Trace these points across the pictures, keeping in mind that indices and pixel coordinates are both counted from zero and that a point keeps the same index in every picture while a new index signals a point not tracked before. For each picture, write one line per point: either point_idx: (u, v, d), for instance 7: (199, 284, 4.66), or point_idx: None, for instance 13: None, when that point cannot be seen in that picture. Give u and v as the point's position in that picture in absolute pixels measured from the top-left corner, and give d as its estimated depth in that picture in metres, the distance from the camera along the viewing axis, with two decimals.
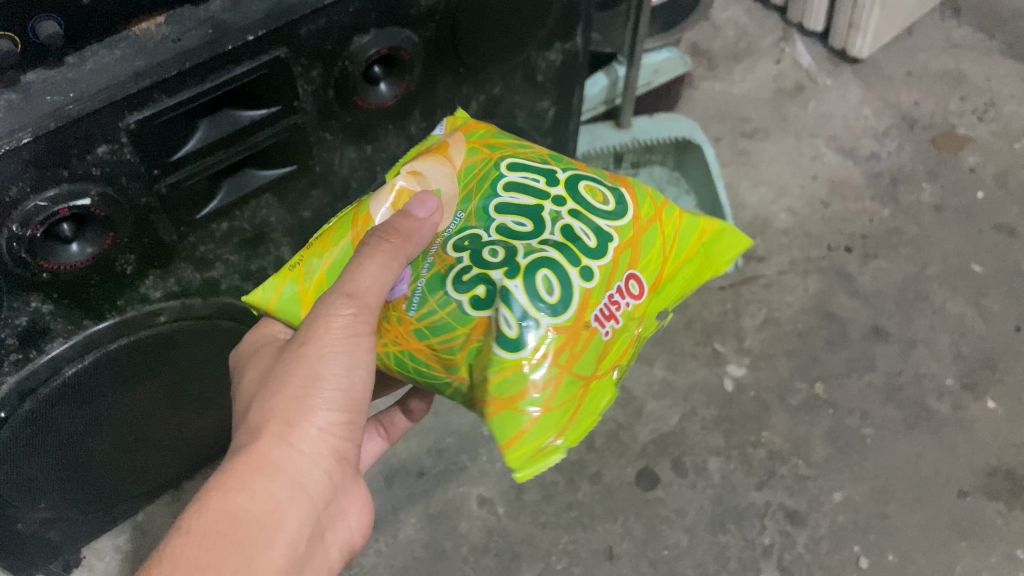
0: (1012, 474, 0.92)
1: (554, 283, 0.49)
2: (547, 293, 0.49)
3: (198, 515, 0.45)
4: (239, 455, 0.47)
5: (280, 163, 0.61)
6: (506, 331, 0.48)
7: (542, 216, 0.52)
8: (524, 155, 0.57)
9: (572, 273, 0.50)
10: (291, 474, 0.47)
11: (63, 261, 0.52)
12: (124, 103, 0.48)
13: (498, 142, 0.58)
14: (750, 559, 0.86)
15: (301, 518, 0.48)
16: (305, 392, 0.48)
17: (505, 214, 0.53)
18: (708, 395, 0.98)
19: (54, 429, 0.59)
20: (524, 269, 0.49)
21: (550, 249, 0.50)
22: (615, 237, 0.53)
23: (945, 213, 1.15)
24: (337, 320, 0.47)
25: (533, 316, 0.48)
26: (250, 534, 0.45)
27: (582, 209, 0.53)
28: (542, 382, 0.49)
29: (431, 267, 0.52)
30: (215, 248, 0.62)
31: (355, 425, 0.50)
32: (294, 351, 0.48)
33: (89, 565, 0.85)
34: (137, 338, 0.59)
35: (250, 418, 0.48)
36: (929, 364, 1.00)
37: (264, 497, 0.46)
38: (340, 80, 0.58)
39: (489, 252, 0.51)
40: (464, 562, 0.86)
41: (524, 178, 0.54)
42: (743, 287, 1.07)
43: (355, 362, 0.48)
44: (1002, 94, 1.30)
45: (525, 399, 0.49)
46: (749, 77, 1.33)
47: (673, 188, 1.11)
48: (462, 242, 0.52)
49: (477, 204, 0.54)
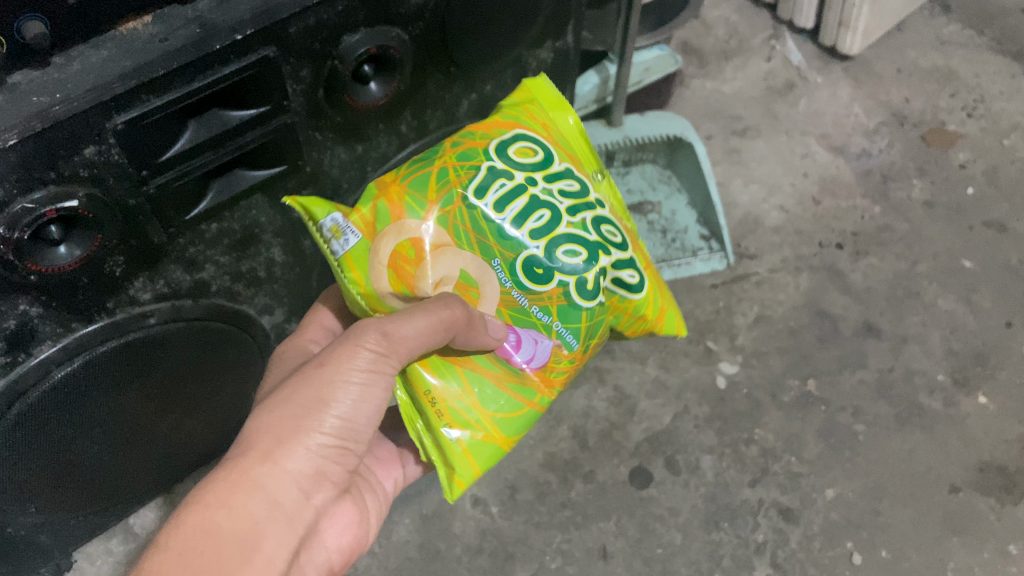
0: (1004, 470, 0.92)
1: (605, 228, 0.58)
2: (611, 235, 0.58)
3: (178, 526, 0.44)
4: (225, 467, 0.47)
5: (270, 163, 0.61)
6: (632, 278, 0.58)
7: (546, 205, 0.56)
8: (454, 174, 0.56)
9: (596, 208, 0.58)
10: (274, 493, 0.47)
11: (51, 263, 0.51)
12: (112, 104, 0.47)
13: (429, 179, 0.56)
14: (744, 557, 0.86)
15: (280, 540, 0.46)
16: (304, 414, 0.48)
17: (534, 231, 0.55)
18: (701, 393, 0.98)
19: (43, 434, 0.58)
20: (597, 242, 0.56)
21: (582, 215, 0.57)
22: (561, 156, 0.59)
23: (936, 209, 1.15)
24: (363, 352, 0.48)
25: (622, 256, 0.58)
26: (227, 551, 0.44)
27: (540, 159, 0.58)
28: (649, 287, 0.61)
29: (534, 307, 0.56)
30: (205, 249, 0.61)
31: (346, 453, 0.50)
32: (305, 374, 0.49)
33: (80, 569, 0.84)
34: (127, 341, 0.59)
35: (242, 435, 0.48)
36: (921, 360, 1.01)
37: (244, 514, 0.45)
38: (330, 79, 0.57)
39: (568, 255, 0.55)
40: (458, 562, 0.86)
41: (494, 190, 0.56)
42: (735, 284, 1.07)
43: (364, 395, 0.49)
44: (991, 91, 1.30)
45: (659, 298, 0.61)
46: (739, 75, 1.33)
47: (664, 186, 1.13)
48: (531, 270, 0.55)
49: (507, 242, 0.55)
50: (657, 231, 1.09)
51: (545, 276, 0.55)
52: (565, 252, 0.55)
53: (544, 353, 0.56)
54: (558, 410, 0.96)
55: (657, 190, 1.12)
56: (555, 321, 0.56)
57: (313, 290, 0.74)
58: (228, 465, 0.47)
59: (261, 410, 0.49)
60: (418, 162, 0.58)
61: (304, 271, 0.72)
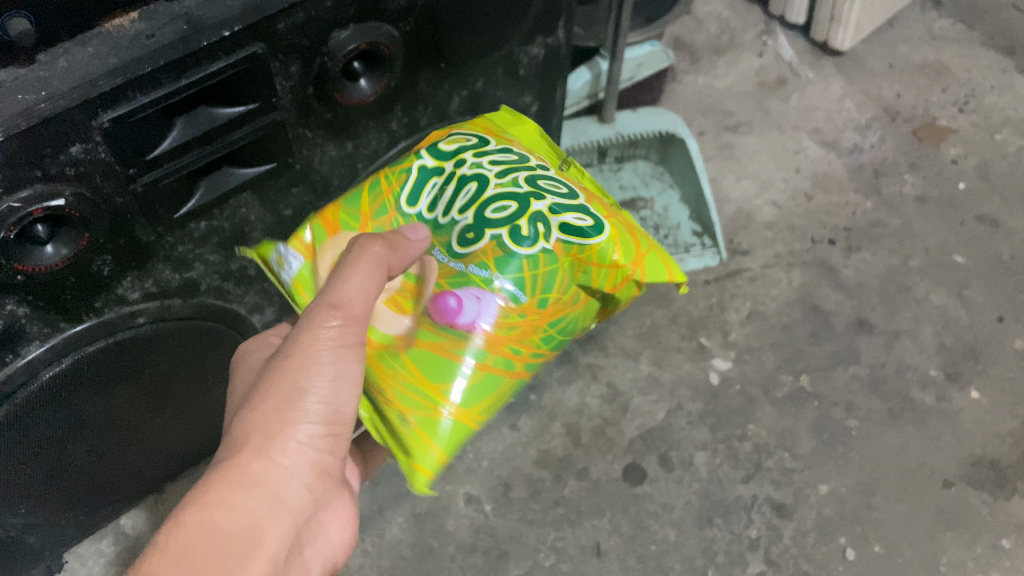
0: (995, 465, 0.92)
1: (545, 183, 0.57)
2: (549, 186, 0.57)
3: (178, 526, 0.44)
4: (218, 467, 0.47)
5: (260, 160, 0.60)
6: (583, 220, 0.55)
7: (476, 176, 0.58)
8: (388, 185, 0.60)
9: (537, 173, 0.58)
10: (270, 487, 0.47)
11: (38, 263, 0.51)
12: (98, 101, 0.47)
13: (364, 196, 0.60)
14: (738, 553, 0.86)
15: (278, 532, 0.47)
16: (287, 406, 0.48)
17: (463, 203, 0.57)
18: (694, 389, 0.98)
19: (32, 435, 0.58)
20: (526, 194, 0.56)
21: (515, 174, 0.58)
22: (504, 143, 0.61)
23: (928, 204, 1.15)
24: (328, 329, 0.47)
25: (564, 202, 0.56)
26: (230, 549, 0.45)
27: (473, 146, 0.60)
28: (617, 229, 0.57)
29: (476, 266, 0.55)
30: (194, 248, 0.61)
31: (336, 439, 0.51)
32: (278, 362, 0.48)
33: (72, 570, 0.84)
34: (116, 340, 0.59)
35: (228, 433, 0.48)
36: (913, 355, 1.01)
37: (242, 511, 0.46)
38: (319, 75, 0.57)
39: (496, 210, 0.56)
40: (452, 561, 0.85)
41: (428, 189, 0.59)
42: (727, 281, 1.07)
43: (341, 374, 0.48)
44: (982, 85, 1.30)
45: (627, 241, 0.56)
46: (731, 70, 1.32)
47: (656, 182, 1.12)
48: (465, 237, 0.56)
49: (443, 226, 0.57)
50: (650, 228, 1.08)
51: (478, 237, 0.56)
52: (493, 210, 0.56)
53: (489, 308, 0.54)
54: (551, 408, 0.96)
55: (650, 187, 1.11)
56: (494, 276, 0.54)
57: None
58: (220, 463, 0.47)
59: (246, 406, 0.49)
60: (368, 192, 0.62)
61: None
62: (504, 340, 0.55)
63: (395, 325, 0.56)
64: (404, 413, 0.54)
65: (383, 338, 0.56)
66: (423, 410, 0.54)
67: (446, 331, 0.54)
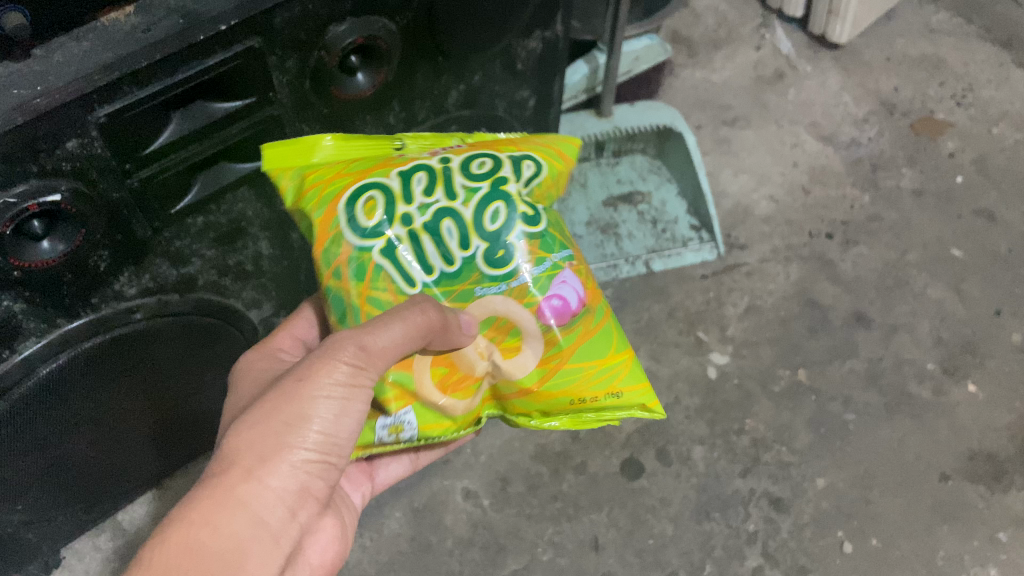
0: (993, 458, 0.92)
1: (470, 165, 0.54)
2: (475, 167, 0.53)
3: (160, 546, 0.42)
4: (206, 485, 0.44)
5: (257, 155, 0.60)
6: (531, 162, 0.55)
7: (453, 211, 0.52)
8: (376, 284, 0.51)
9: (455, 166, 0.54)
10: (258, 512, 0.45)
11: (34, 259, 0.51)
12: (94, 96, 0.47)
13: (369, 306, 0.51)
14: (735, 547, 0.86)
15: (264, 560, 0.45)
16: (286, 430, 0.45)
17: (461, 242, 0.52)
18: (692, 384, 0.98)
19: (28, 431, 0.58)
20: (485, 188, 0.53)
21: (457, 183, 0.53)
22: (384, 173, 0.53)
23: (925, 198, 1.15)
24: (341, 365, 0.46)
25: (501, 165, 0.54)
26: (209, 573, 0.42)
27: (386, 199, 0.52)
28: (524, 148, 0.57)
29: (537, 269, 0.53)
30: (191, 243, 0.61)
31: (332, 468, 0.48)
32: (286, 386, 0.46)
33: (69, 566, 0.84)
34: (112, 336, 0.58)
35: (221, 449, 0.46)
36: (910, 349, 1.01)
37: (227, 535, 0.43)
38: (316, 70, 0.57)
39: (492, 216, 0.52)
40: (450, 556, 0.85)
41: (414, 262, 0.52)
42: (725, 275, 1.07)
43: (346, 411, 0.46)
44: (980, 79, 1.30)
45: (534, 146, 0.57)
46: (728, 64, 1.32)
47: (654, 176, 1.12)
48: (492, 257, 0.52)
49: (467, 273, 0.52)
50: (648, 222, 1.08)
51: (512, 249, 0.52)
52: (491, 219, 0.52)
53: (574, 283, 0.54)
54: None
55: (647, 180, 1.11)
56: (552, 256, 0.53)
57: (301, 285, 0.74)
58: (210, 481, 0.45)
59: (240, 421, 0.46)
60: (340, 307, 0.52)
61: (292, 265, 0.71)
62: (591, 287, 0.56)
63: (531, 360, 0.53)
64: (622, 392, 0.54)
65: (538, 380, 0.53)
66: (617, 375, 0.54)
67: (576, 318, 0.53)
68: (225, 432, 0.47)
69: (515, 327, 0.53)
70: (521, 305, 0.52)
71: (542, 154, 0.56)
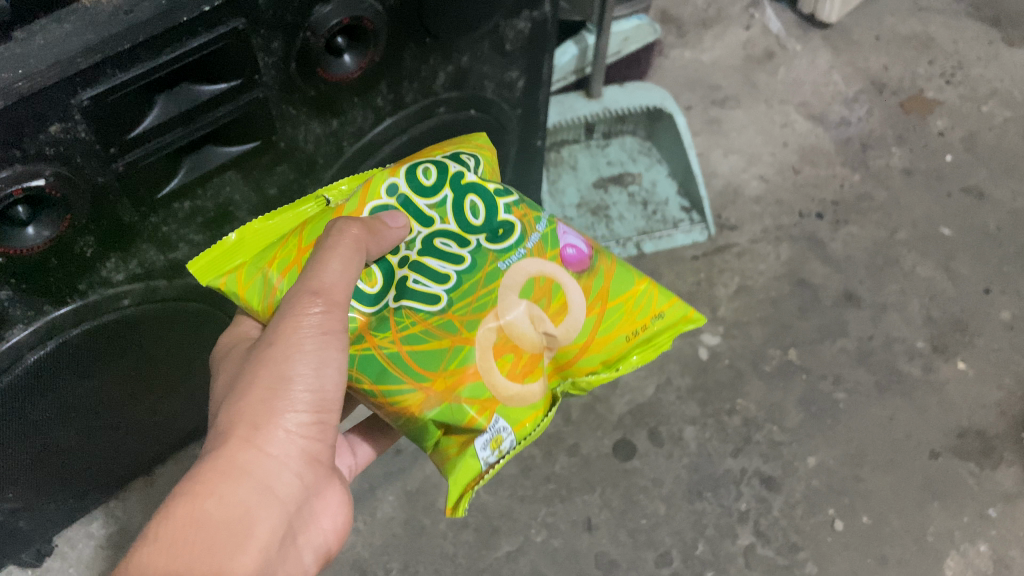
0: (982, 435, 0.93)
1: (426, 172, 0.56)
2: (423, 179, 0.55)
3: (166, 518, 0.44)
4: (207, 461, 0.47)
5: (242, 139, 0.59)
6: (470, 156, 0.59)
7: (439, 233, 0.55)
8: (399, 329, 0.52)
9: (408, 188, 0.55)
10: (260, 478, 0.47)
11: (19, 245, 0.50)
12: (76, 79, 0.46)
13: (405, 351, 0.51)
14: (728, 526, 0.87)
15: (271, 522, 0.47)
16: (272, 393, 0.47)
17: (460, 245, 0.54)
18: (683, 364, 0.98)
19: (18, 417, 0.58)
20: (454, 186, 0.56)
21: (422, 203, 0.55)
22: None
23: (915, 176, 1.15)
24: (306, 317, 0.46)
25: (446, 164, 0.57)
26: (218, 543, 0.44)
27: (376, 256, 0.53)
28: (452, 147, 0.61)
29: (541, 225, 0.57)
30: (178, 228, 0.60)
31: (326, 425, 0.49)
32: (261, 353, 0.48)
33: (61, 553, 0.84)
34: (100, 323, 0.59)
35: (217, 423, 0.48)
36: (900, 327, 1.01)
37: (233, 502, 0.46)
38: (302, 51, 0.56)
39: (471, 208, 0.55)
40: (443, 538, 0.85)
41: (431, 285, 0.53)
42: (716, 256, 1.07)
43: (325, 362, 0.47)
44: (969, 57, 1.30)
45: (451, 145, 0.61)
46: (718, 44, 1.31)
47: (644, 158, 1.11)
48: (494, 234, 0.55)
49: (483, 260, 0.54)
50: (638, 204, 1.08)
51: (510, 225, 0.56)
52: (470, 211, 0.55)
53: (574, 238, 0.58)
54: None
55: (638, 162, 1.11)
56: (543, 215, 0.58)
57: None
58: (211, 455, 0.47)
59: (232, 396, 0.48)
60: (374, 371, 0.51)
61: None
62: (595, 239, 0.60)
63: (580, 309, 0.55)
64: (662, 312, 0.58)
65: (593, 327, 0.55)
66: (651, 293, 0.58)
67: (595, 259, 0.58)
68: (219, 410, 0.49)
69: (551, 283, 0.55)
70: (550, 262, 0.56)
71: (477, 145, 0.62)
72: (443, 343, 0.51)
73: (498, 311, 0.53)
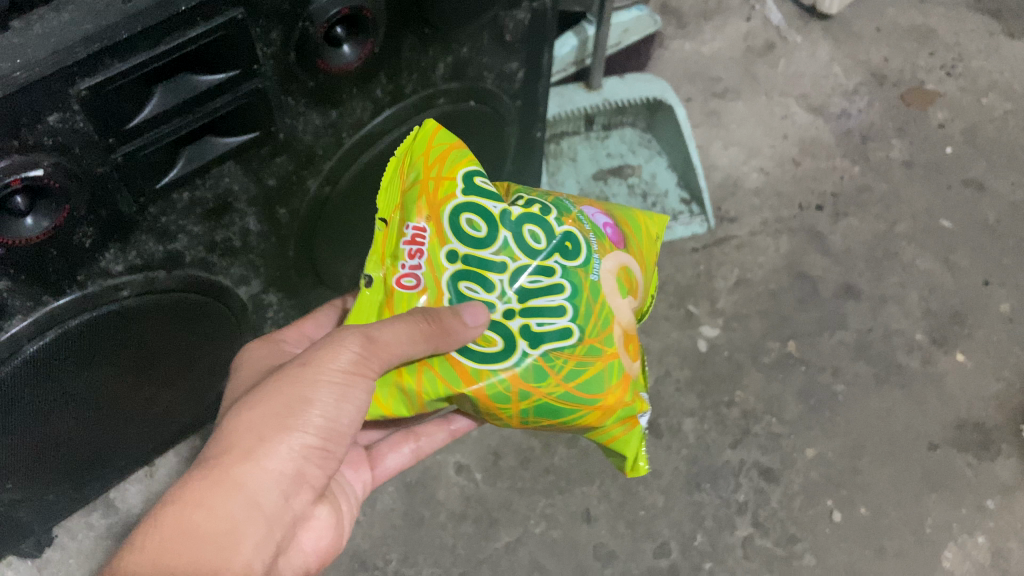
0: (980, 427, 0.93)
1: (472, 223, 0.52)
2: (474, 233, 0.52)
3: (156, 528, 0.44)
4: (204, 467, 0.46)
5: (242, 129, 0.59)
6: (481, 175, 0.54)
7: (519, 272, 0.52)
8: (559, 371, 0.52)
9: (465, 249, 0.52)
10: (254, 494, 0.46)
11: (18, 235, 0.50)
12: (75, 69, 0.46)
13: (574, 386, 0.53)
14: (726, 517, 0.87)
15: (256, 543, 0.46)
16: (286, 413, 0.47)
17: (548, 278, 0.52)
18: (682, 357, 0.98)
19: (19, 408, 0.58)
20: (501, 221, 0.52)
21: (488, 255, 0.52)
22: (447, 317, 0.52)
23: (915, 169, 1.15)
24: (345, 352, 0.48)
25: (476, 202, 0.52)
26: (201, 555, 0.43)
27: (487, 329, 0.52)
28: (455, 155, 0.54)
29: (586, 225, 0.56)
30: (177, 219, 0.60)
31: (327, 456, 0.49)
32: (284, 374, 0.48)
33: (61, 544, 0.84)
34: (100, 314, 0.59)
35: (222, 431, 0.47)
36: (899, 320, 1.01)
37: (223, 515, 0.45)
38: (301, 41, 0.56)
39: (531, 237, 0.53)
40: (443, 529, 0.86)
41: (555, 324, 0.52)
42: (715, 248, 1.07)
43: (345, 397, 0.48)
44: (969, 49, 1.30)
45: (444, 145, 0.55)
46: (718, 36, 1.31)
47: (644, 150, 1.11)
48: (565, 249, 0.53)
49: (578, 279, 0.53)
50: (637, 196, 1.08)
51: (570, 235, 0.54)
52: (532, 239, 0.53)
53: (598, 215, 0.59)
54: None
55: (637, 154, 1.10)
56: (574, 211, 0.57)
57: (291, 260, 0.73)
58: (207, 465, 0.46)
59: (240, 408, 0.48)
60: (551, 413, 0.53)
61: (281, 243, 0.70)
62: (596, 201, 0.62)
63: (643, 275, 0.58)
64: (659, 233, 0.65)
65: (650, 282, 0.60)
66: (649, 217, 0.66)
67: (619, 227, 0.60)
68: (223, 420, 0.48)
69: (626, 270, 0.57)
70: (614, 253, 0.57)
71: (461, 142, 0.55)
72: (602, 365, 0.53)
73: (616, 319, 0.54)
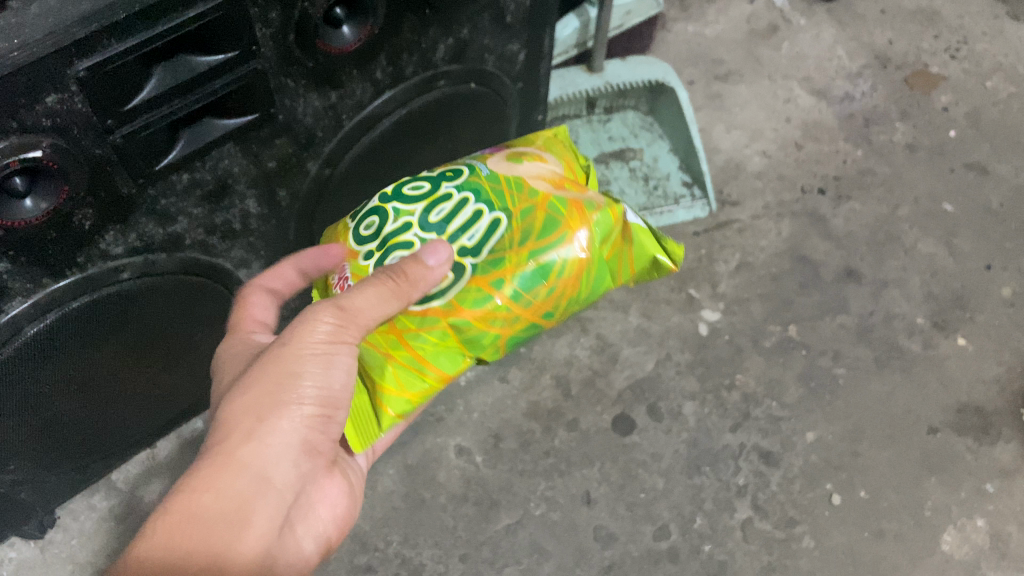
0: (980, 411, 0.94)
1: (368, 220, 0.57)
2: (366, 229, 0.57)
3: (164, 515, 0.44)
4: (207, 454, 0.46)
5: (241, 111, 0.59)
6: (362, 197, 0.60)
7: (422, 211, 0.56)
8: (510, 245, 0.54)
9: (369, 240, 0.56)
10: (260, 471, 0.46)
11: (18, 217, 0.50)
12: (72, 50, 0.46)
13: (534, 242, 0.54)
14: (726, 499, 0.87)
15: (268, 514, 0.47)
16: (278, 390, 0.47)
17: (447, 200, 0.56)
18: (683, 340, 0.98)
19: (19, 390, 0.59)
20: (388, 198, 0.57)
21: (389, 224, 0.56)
22: None
23: (918, 152, 1.15)
24: (322, 323, 0.47)
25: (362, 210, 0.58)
26: (216, 536, 0.44)
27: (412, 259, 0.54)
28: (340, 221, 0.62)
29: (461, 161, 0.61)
30: (176, 201, 0.60)
31: (329, 420, 0.50)
32: (270, 353, 0.48)
33: (63, 526, 0.84)
34: (100, 296, 0.59)
35: (218, 415, 0.47)
36: (901, 304, 1.01)
37: (231, 495, 0.45)
38: (300, 22, 0.55)
39: (413, 187, 0.57)
40: (443, 511, 0.86)
41: (482, 224, 0.55)
42: (717, 232, 1.07)
43: (332, 364, 0.48)
44: (974, 31, 1.29)
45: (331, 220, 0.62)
46: (721, 18, 1.30)
47: (646, 133, 1.10)
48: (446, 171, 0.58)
49: (472, 179, 0.57)
50: (639, 178, 1.07)
51: (455, 168, 0.59)
52: (412, 188, 0.57)
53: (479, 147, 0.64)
54: (540, 359, 0.96)
55: (639, 137, 1.10)
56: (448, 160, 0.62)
57: (291, 243, 0.73)
58: (211, 450, 0.46)
59: (234, 390, 0.48)
60: (540, 275, 0.54)
61: (281, 225, 0.70)
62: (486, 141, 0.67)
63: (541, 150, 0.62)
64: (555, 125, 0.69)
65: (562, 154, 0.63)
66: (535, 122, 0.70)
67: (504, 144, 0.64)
68: (219, 403, 0.48)
69: (517, 155, 0.60)
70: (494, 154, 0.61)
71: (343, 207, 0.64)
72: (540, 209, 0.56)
73: (528, 178, 0.58)
